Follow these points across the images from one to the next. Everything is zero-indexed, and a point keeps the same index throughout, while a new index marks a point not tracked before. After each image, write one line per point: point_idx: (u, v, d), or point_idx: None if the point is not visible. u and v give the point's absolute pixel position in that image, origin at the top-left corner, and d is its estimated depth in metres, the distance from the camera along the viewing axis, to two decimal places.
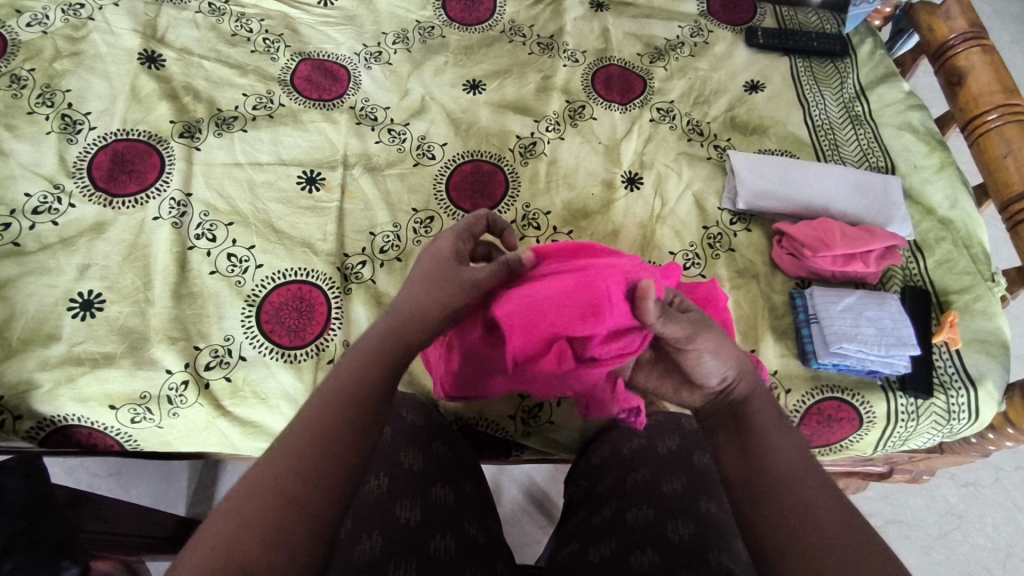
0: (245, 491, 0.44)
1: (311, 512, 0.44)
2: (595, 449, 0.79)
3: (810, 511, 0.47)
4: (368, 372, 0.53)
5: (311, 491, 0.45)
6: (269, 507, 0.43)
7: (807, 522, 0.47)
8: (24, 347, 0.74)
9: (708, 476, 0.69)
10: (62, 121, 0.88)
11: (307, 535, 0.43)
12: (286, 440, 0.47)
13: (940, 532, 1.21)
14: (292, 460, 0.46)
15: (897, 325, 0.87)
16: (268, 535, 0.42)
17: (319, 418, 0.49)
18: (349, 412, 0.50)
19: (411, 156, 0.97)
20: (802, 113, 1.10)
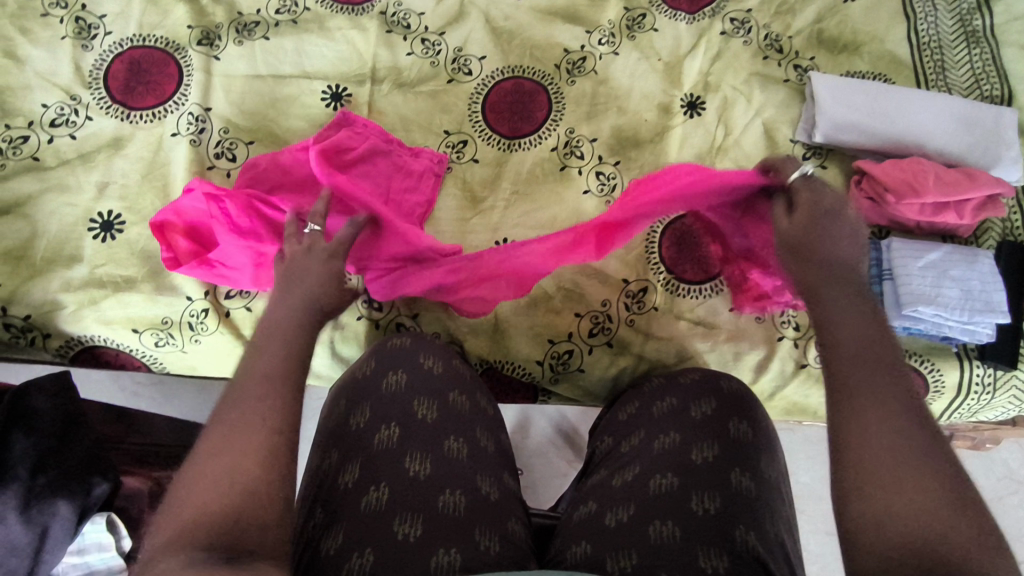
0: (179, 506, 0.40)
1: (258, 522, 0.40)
2: (623, 406, 0.74)
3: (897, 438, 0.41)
4: (278, 365, 0.49)
5: (256, 510, 0.40)
6: (206, 532, 0.38)
7: (889, 459, 0.41)
8: (47, 267, 0.73)
9: (748, 446, 0.62)
10: (77, 25, 0.83)
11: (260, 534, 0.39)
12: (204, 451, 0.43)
13: (993, 497, 1.13)
14: (232, 468, 0.41)
15: (986, 288, 0.76)
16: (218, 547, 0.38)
17: (233, 417, 0.44)
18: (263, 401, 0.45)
19: (444, 71, 0.88)
20: (906, 27, 0.93)
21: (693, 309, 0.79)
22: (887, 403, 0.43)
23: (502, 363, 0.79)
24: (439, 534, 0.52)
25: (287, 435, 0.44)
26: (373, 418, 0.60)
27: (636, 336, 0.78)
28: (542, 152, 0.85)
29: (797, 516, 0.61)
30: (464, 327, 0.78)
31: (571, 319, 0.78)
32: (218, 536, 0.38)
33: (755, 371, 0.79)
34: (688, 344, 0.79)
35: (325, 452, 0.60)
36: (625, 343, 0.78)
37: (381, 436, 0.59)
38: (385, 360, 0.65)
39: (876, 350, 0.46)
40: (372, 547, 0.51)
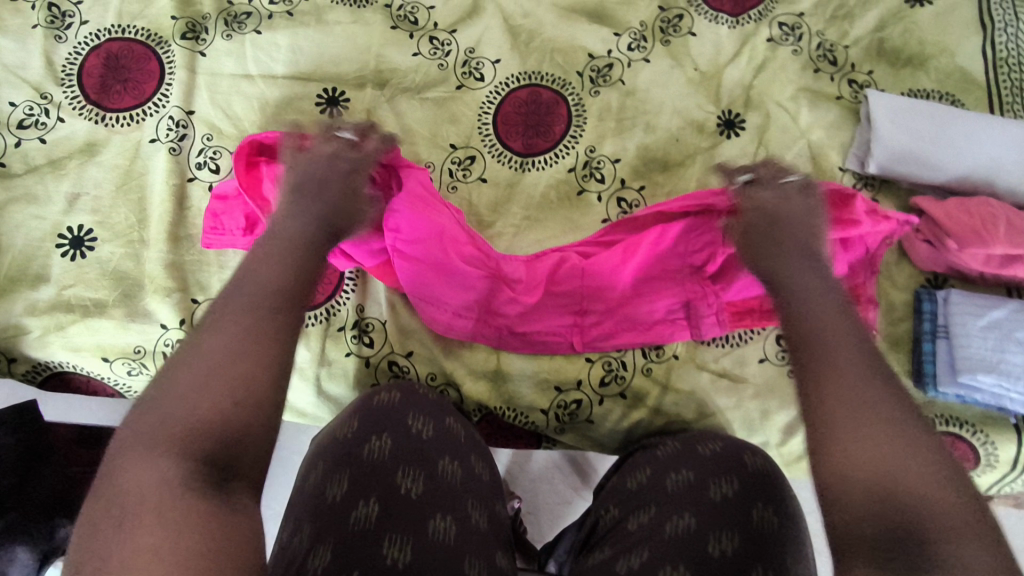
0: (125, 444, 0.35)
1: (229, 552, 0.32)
2: (632, 471, 0.66)
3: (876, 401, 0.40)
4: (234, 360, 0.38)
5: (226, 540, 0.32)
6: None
7: (857, 400, 0.40)
8: (11, 287, 0.67)
9: (771, 539, 0.55)
10: (50, 12, 0.75)
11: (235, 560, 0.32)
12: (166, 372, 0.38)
13: None
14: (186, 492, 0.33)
15: None
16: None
17: (223, 342, 0.39)
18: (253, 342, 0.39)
19: (453, 75, 0.79)
20: (983, 40, 0.81)
21: (717, 359, 0.71)
22: (849, 363, 0.42)
23: (502, 409, 0.71)
24: None
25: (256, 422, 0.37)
26: (352, 491, 0.54)
27: (652, 386, 0.71)
28: (558, 173, 0.76)
29: None
30: (462, 368, 0.70)
31: (581, 364, 0.71)
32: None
33: (783, 432, 0.71)
34: (709, 399, 0.71)
35: (297, 526, 0.53)
36: (640, 395, 0.71)
37: (358, 514, 0.52)
38: (369, 422, 0.59)
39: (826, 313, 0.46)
40: None
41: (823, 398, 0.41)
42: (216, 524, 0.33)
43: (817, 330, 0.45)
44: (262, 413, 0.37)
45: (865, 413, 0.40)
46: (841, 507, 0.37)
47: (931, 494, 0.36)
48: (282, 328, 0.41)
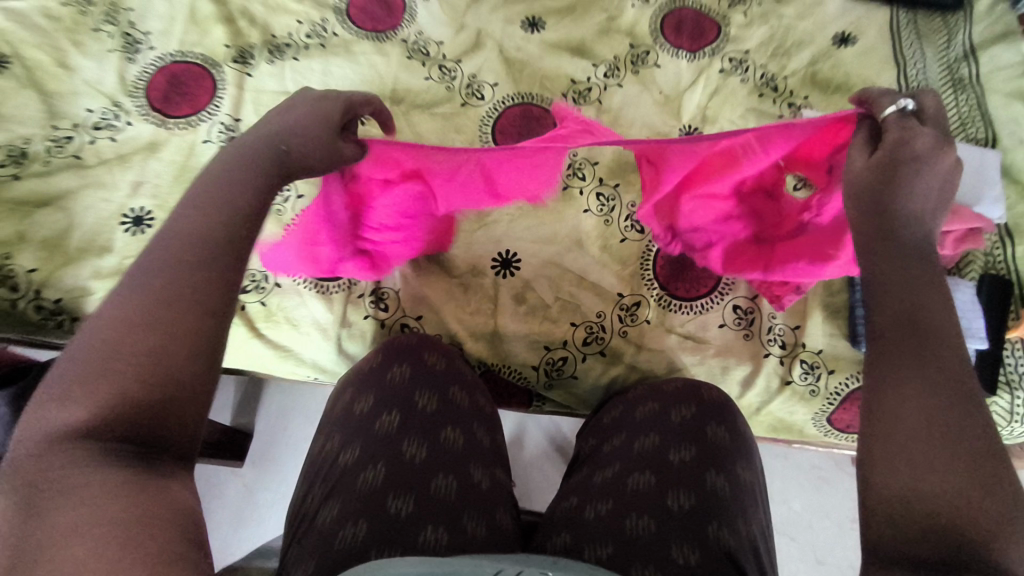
0: (48, 408, 0.42)
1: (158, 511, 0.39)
2: (608, 410, 0.78)
3: (913, 408, 0.43)
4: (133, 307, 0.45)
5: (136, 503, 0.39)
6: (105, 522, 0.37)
7: (922, 420, 0.42)
8: (80, 256, 0.79)
9: (721, 449, 0.67)
10: (124, 39, 0.90)
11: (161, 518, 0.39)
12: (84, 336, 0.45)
13: None
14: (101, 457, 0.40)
15: (965, 314, 0.79)
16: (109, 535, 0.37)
17: (114, 311, 0.45)
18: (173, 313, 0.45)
19: (459, 95, 0.94)
20: (897, 72, 0.99)
21: (684, 324, 0.83)
22: (934, 381, 0.43)
23: (498, 366, 0.83)
24: (431, 513, 0.57)
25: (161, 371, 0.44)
26: (376, 405, 0.64)
27: (628, 346, 0.82)
28: None
29: (769, 516, 0.66)
30: (464, 330, 0.82)
31: (567, 328, 0.82)
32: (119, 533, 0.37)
33: (742, 386, 0.82)
34: (678, 357, 0.82)
35: (328, 435, 0.63)
36: (617, 354, 0.82)
37: (382, 422, 0.62)
38: (390, 354, 0.69)
39: (926, 324, 0.46)
40: (367, 520, 0.55)
41: (894, 414, 0.43)
42: (137, 498, 0.39)
43: (909, 334, 0.46)
44: (174, 369, 0.44)
45: (921, 437, 0.42)
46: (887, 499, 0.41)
47: (966, 505, 0.39)
48: (191, 292, 0.47)
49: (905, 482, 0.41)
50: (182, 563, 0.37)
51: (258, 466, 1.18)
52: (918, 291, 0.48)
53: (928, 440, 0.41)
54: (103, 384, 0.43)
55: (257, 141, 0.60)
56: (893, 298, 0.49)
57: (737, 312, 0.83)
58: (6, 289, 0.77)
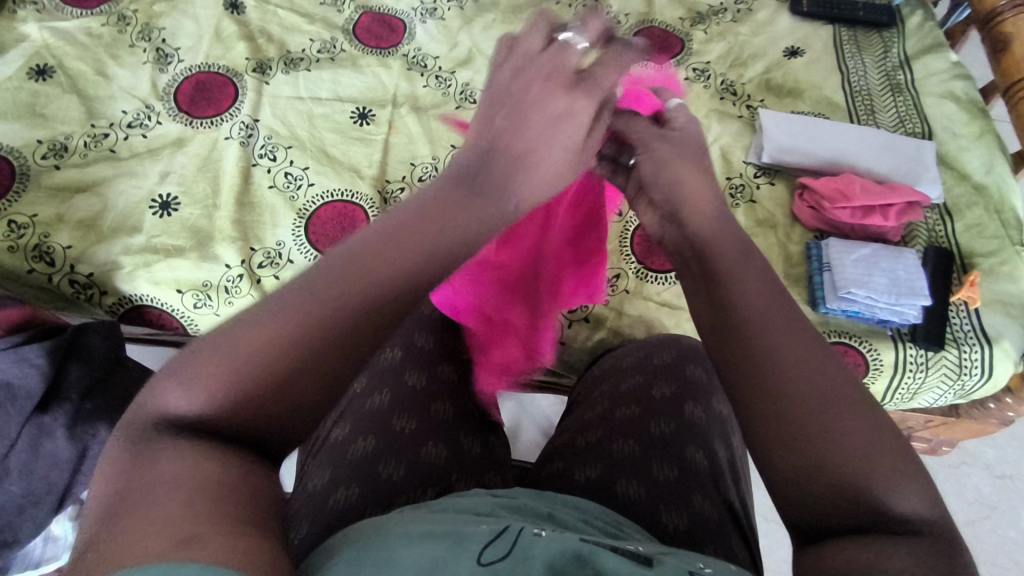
0: (168, 385, 0.39)
1: (180, 482, 0.33)
2: (596, 363, 0.87)
3: (813, 390, 0.43)
4: (343, 278, 0.43)
5: (157, 503, 0.32)
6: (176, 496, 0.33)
7: (815, 394, 0.43)
8: (112, 234, 0.87)
9: (698, 385, 0.75)
10: (156, 54, 1.02)
11: (211, 495, 0.33)
12: (218, 338, 0.40)
13: (967, 519, 1.22)
14: (185, 462, 0.35)
15: (910, 276, 0.88)
16: (190, 495, 0.33)
17: (309, 278, 0.43)
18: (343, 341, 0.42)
19: (454, 100, 1.06)
20: (841, 79, 1.12)
21: (659, 293, 0.91)
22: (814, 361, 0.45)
23: None
24: (432, 429, 0.66)
25: (280, 360, 0.40)
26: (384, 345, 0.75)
27: (610, 312, 0.90)
28: None
29: (741, 443, 0.74)
30: None
31: None
32: (179, 526, 0.31)
33: None
34: (656, 322, 0.90)
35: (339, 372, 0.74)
36: (600, 320, 0.90)
37: (387, 357, 0.73)
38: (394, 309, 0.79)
39: (783, 316, 0.48)
40: (375, 436, 0.64)
41: (775, 402, 0.43)
42: (197, 474, 0.34)
43: (742, 322, 0.49)
44: (316, 363, 0.40)
45: (817, 406, 0.42)
46: (777, 478, 0.41)
47: (854, 452, 0.40)
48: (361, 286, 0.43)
49: (791, 414, 0.42)
50: (252, 529, 0.32)
51: None
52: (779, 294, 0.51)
53: (851, 403, 0.42)
54: (223, 382, 0.39)
55: (482, 139, 0.56)
56: (748, 287, 0.52)
57: None
58: (43, 263, 0.84)
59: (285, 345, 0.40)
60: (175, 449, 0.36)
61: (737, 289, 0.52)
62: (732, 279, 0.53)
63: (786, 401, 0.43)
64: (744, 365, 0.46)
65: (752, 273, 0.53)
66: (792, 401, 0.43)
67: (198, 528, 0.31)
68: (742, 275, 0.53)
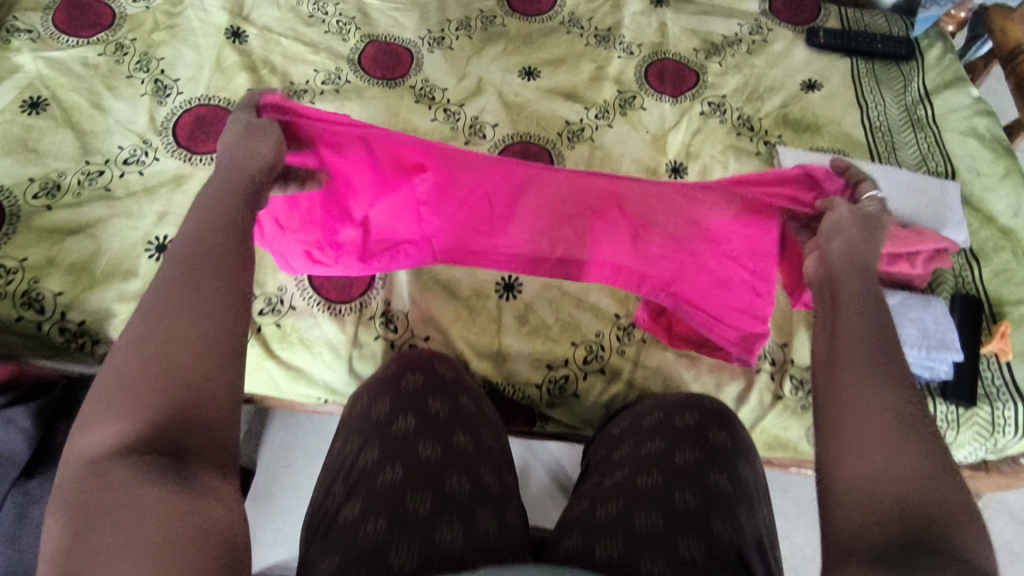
0: (91, 431, 0.45)
1: (147, 501, 0.41)
2: (617, 421, 0.82)
3: (874, 415, 0.48)
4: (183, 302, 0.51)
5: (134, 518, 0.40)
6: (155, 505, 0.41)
7: (892, 426, 0.47)
8: (106, 279, 0.83)
9: (725, 450, 0.72)
10: (155, 85, 0.98)
11: (182, 505, 0.41)
12: (100, 390, 0.47)
13: None
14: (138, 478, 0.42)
15: (940, 329, 0.85)
16: (164, 509, 0.41)
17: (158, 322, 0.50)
18: (188, 349, 0.48)
19: (463, 135, 1.02)
20: (860, 114, 1.08)
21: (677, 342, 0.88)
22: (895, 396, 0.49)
23: (503, 385, 0.87)
24: (447, 510, 0.59)
25: (178, 374, 0.47)
26: (392, 409, 0.68)
27: (626, 363, 0.87)
28: None
29: (770, 515, 0.69)
30: (471, 350, 0.86)
31: (567, 346, 0.87)
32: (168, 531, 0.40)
33: (736, 401, 0.86)
34: (674, 374, 0.87)
35: (351, 425, 0.69)
36: (616, 371, 0.86)
37: (399, 425, 0.66)
38: (403, 364, 0.73)
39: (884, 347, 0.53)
40: (385, 516, 0.58)
41: (850, 418, 0.49)
42: (154, 492, 0.41)
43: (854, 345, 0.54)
44: (214, 367, 0.48)
45: (882, 432, 0.47)
46: (838, 506, 0.45)
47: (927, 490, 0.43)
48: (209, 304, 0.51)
49: (860, 442, 0.47)
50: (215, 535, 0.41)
51: (263, 505, 1.14)
52: (891, 335, 0.54)
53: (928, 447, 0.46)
54: (133, 421, 0.45)
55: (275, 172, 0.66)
56: (855, 318, 0.56)
57: None
58: (33, 311, 0.80)
59: (168, 370, 0.47)
60: (123, 475, 0.43)
61: (840, 327, 0.56)
62: (848, 297, 0.58)
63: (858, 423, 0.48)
64: (840, 388, 0.51)
65: (855, 308, 0.57)
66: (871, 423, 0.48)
67: (167, 537, 0.39)
68: (851, 308, 0.57)
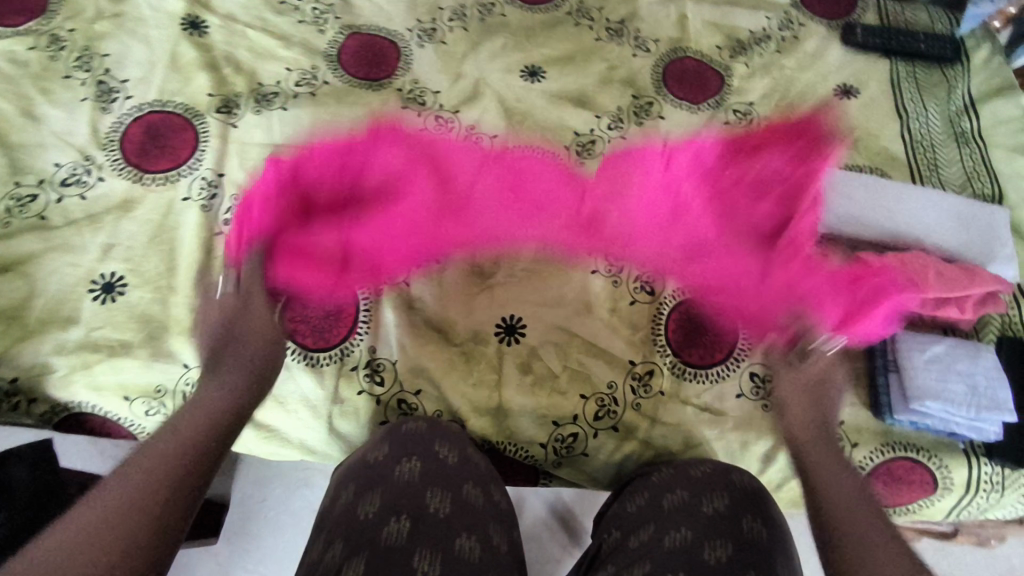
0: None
1: None
2: (630, 497, 0.69)
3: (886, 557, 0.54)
4: (168, 453, 0.54)
5: None
6: None
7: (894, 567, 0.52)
8: (41, 328, 0.71)
9: (765, 546, 0.59)
10: (98, 88, 0.84)
11: None
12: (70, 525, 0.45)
13: None
14: None
15: (990, 384, 0.76)
16: None
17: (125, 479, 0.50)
18: (203, 482, 0.54)
19: (457, 147, 0.90)
20: (900, 125, 0.97)
21: (699, 395, 0.79)
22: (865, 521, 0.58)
23: (504, 444, 0.77)
24: None
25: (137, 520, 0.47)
26: (383, 507, 0.55)
27: (642, 420, 0.77)
28: (552, 230, 0.86)
29: None
30: (467, 406, 0.76)
31: (576, 401, 0.77)
32: None
33: (763, 462, 0.77)
34: (694, 432, 0.77)
35: (340, 488, 0.59)
36: (631, 429, 0.77)
37: (403, 469, 0.59)
38: (398, 448, 0.61)
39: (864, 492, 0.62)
40: None
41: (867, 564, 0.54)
42: None
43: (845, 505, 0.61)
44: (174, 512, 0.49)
45: (888, 561, 0.53)
46: None
47: None
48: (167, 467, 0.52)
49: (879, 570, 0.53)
50: None
51: (237, 543, 1.06)
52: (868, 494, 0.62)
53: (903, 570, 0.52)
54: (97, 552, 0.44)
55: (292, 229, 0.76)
56: (815, 452, 0.70)
57: (753, 380, 0.80)
58: None
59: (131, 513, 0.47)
60: None
61: (825, 488, 0.64)
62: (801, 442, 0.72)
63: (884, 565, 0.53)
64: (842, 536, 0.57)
65: (827, 454, 0.69)
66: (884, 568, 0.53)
67: None
68: (818, 452, 0.69)
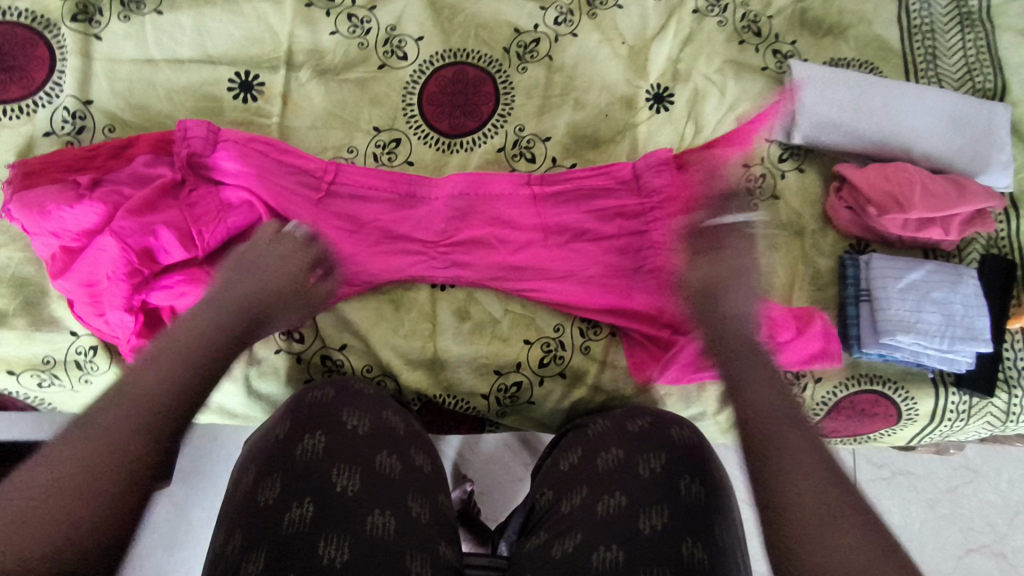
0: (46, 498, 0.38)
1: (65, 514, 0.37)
2: (566, 453, 0.65)
3: (832, 530, 0.39)
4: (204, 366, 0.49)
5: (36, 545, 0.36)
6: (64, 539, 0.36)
7: (836, 538, 0.38)
8: None
9: (704, 506, 0.55)
10: None
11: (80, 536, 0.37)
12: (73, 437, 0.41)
13: (948, 487, 1.10)
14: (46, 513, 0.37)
15: (968, 313, 0.70)
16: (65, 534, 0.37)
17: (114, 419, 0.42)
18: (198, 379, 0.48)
19: (375, 54, 0.75)
20: (898, 7, 0.83)
21: None
22: (813, 482, 0.42)
23: (442, 398, 0.71)
24: None
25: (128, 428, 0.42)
26: (284, 493, 0.52)
27: (592, 365, 0.71)
28: (488, 153, 0.75)
29: None
30: (399, 360, 0.69)
31: (520, 347, 0.70)
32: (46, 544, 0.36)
33: (719, 402, 0.73)
34: None
35: (243, 470, 0.56)
36: (579, 375, 0.71)
37: (304, 447, 0.56)
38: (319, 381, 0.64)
39: (791, 414, 0.48)
40: None
41: (798, 535, 0.39)
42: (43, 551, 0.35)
43: (766, 425, 0.48)
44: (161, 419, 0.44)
45: (834, 535, 0.39)
46: None
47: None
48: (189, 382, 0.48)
49: (825, 552, 0.38)
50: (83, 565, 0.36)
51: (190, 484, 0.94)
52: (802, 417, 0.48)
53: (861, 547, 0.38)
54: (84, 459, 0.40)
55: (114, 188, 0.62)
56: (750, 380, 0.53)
57: None
58: None
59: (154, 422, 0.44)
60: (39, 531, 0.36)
61: (757, 420, 0.48)
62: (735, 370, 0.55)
63: (812, 543, 0.39)
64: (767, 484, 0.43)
65: (755, 370, 0.54)
66: (830, 543, 0.38)
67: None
68: (744, 366, 0.55)
